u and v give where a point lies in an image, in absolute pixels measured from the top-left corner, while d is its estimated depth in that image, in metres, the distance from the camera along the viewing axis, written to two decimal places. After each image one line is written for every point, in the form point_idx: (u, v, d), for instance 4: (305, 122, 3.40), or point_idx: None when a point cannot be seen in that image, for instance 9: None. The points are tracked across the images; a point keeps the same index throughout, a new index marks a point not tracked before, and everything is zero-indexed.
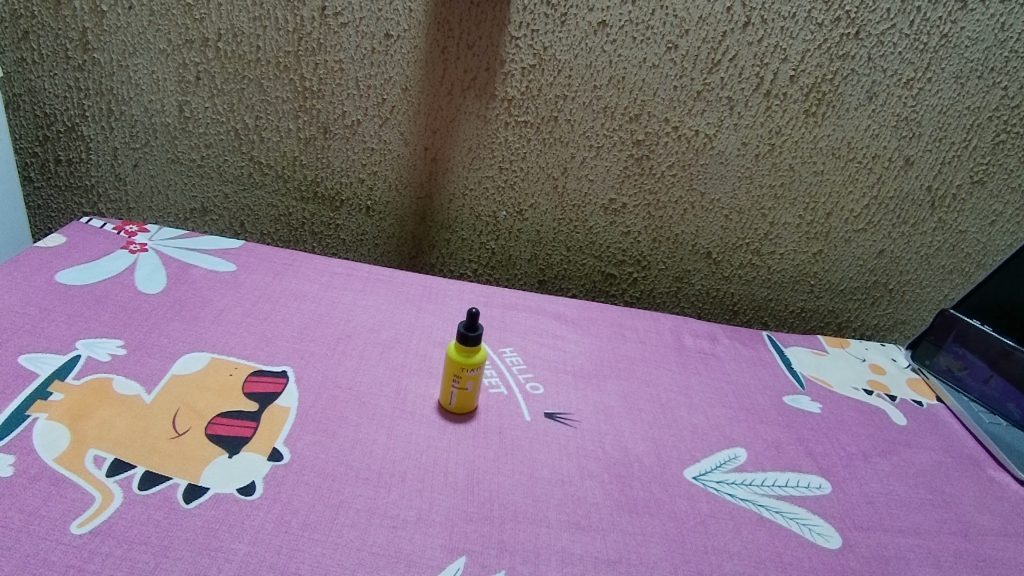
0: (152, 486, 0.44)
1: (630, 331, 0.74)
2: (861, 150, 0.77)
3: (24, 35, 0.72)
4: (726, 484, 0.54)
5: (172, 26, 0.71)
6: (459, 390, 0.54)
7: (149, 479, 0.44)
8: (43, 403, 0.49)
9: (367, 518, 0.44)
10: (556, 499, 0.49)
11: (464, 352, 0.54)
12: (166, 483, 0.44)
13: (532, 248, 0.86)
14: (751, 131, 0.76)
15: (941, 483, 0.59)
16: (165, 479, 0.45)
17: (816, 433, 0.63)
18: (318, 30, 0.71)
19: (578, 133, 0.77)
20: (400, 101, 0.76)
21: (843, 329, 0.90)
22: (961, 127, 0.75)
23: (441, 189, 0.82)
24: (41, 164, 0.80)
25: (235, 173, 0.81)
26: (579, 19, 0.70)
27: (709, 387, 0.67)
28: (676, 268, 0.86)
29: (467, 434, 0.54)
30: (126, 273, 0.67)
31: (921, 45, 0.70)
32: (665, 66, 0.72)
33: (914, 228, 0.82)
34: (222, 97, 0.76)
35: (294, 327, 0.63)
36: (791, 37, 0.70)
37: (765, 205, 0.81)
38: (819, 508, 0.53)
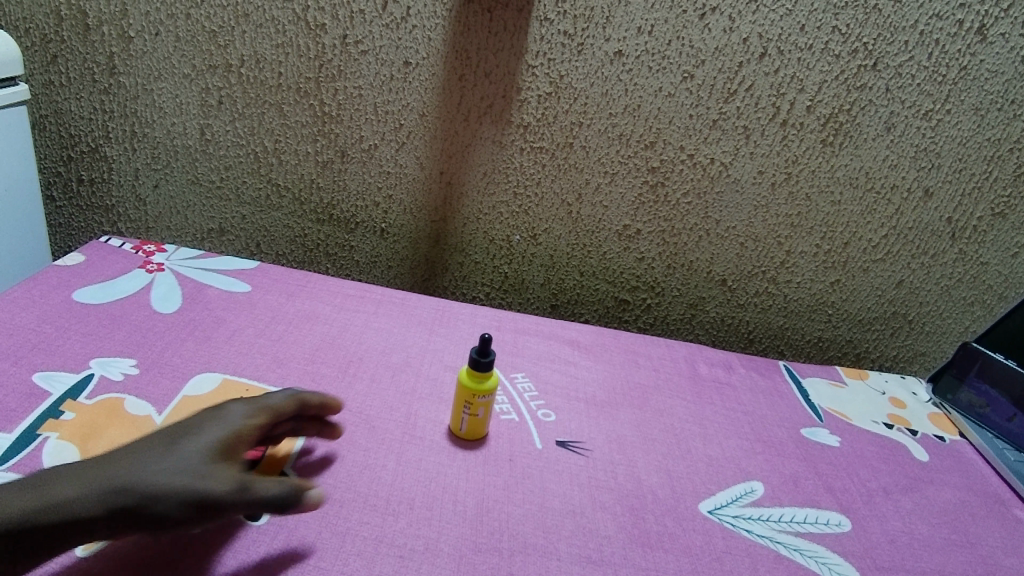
0: None
1: (645, 359, 0.73)
2: (879, 180, 0.76)
3: (53, 58, 0.73)
4: (742, 520, 0.53)
5: (197, 52, 0.73)
6: (469, 416, 0.54)
7: None
8: (55, 422, 0.49)
9: (373, 546, 0.44)
10: (567, 532, 0.48)
11: (475, 375, 0.53)
12: None
13: (545, 273, 0.85)
14: (767, 159, 0.76)
15: (964, 522, 0.57)
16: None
17: (835, 468, 0.61)
18: (338, 57, 0.73)
19: (592, 160, 0.77)
20: (416, 127, 0.77)
21: (861, 361, 0.89)
22: (980, 159, 0.74)
23: (456, 214, 0.82)
24: (64, 184, 0.81)
25: (252, 195, 0.81)
26: (595, 49, 0.71)
27: (724, 418, 0.66)
28: (690, 295, 0.85)
29: (477, 461, 0.53)
30: (142, 292, 0.68)
31: (939, 77, 0.70)
32: (680, 95, 0.73)
33: (935, 259, 0.81)
34: (243, 121, 0.77)
35: (306, 349, 0.63)
36: (808, 68, 0.70)
37: (782, 233, 0.80)
38: (839, 546, 0.52)
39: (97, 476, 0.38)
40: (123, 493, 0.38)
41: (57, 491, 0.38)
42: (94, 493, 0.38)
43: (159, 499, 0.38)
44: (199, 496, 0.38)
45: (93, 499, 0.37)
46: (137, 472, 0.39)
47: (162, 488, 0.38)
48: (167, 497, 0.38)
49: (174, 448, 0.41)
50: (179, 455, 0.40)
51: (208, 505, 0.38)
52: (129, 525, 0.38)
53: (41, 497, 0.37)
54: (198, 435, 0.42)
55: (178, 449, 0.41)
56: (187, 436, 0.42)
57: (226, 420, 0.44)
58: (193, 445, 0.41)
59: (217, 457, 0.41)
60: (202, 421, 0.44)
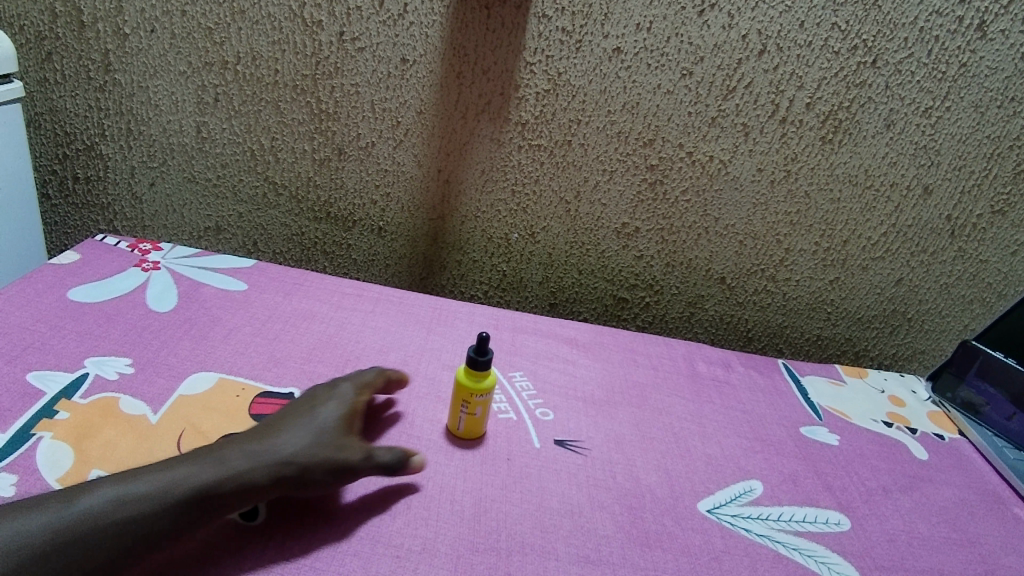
0: None
1: (643, 358, 0.73)
2: (878, 177, 0.76)
3: (48, 56, 0.73)
4: (741, 519, 0.52)
5: (193, 49, 0.72)
6: (467, 415, 0.54)
7: None
8: (49, 421, 0.49)
9: (369, 546, 0.44)
10: (565, 531, 0.48)
11: (473, 373, 0.52)
12: None
13: (544, 271, 0.85)
14: (766, 157, 0.75)
15: (964, 521, 0.57)
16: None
17: (834, 466, 0.61)
18: (335, 54, 0.72)
19: (591, 157, 0.77)
20: (414, 125, 0.76)
21: (861, 359, 0.89)
22: (980, 156, 0.74)
23: (454, 212, 0.82)
24: (59, 182, 0.81)
25: (249, 193, 0.81)
26: (593, 46, 0.70)
27: (723, 417, 0.66)
28: (689, 294, 0.85)
29: (475, 460, 0.53)
30: (137, 291, 0.67)
31: (939, 74, 0.70)
32: (679, 92, 0.72)
33: (934, 257, 0.80)
34: (239, 119, 0.76)
35: (303, 348, 0.63)
36: (807, 65, 0.70)
37: (781, 231, 0.80)
38: (839, 545, 0.51)
39: (254, 449, 0.44)
40: (284, 461, 0.44)
41: (227, 461, 0.43)
42: (259, 462, 0.44)
43: (315, 465, 0.45)
44: (347, 462, 0.46)
45: (260, 466, 0.43)
46: (288, 447, 0.45)
47: (312, 459, 0.45)
48: (320, 464, 0.45)
49: (310, 426, 0.48)
50: (316, 430, 0.47)
51: (349, 471, 0.46)
52: (289, 488, 0.44)
53: (212, 467, 0.42)
54: (324, 414, 0.49)
55: (313, 425, 0.48)
56: (316, 415, 0.49)
57: (341, 401, 0.51)
58: (325, 422, 0.48)
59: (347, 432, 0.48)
60: (320, 404, 0.51)
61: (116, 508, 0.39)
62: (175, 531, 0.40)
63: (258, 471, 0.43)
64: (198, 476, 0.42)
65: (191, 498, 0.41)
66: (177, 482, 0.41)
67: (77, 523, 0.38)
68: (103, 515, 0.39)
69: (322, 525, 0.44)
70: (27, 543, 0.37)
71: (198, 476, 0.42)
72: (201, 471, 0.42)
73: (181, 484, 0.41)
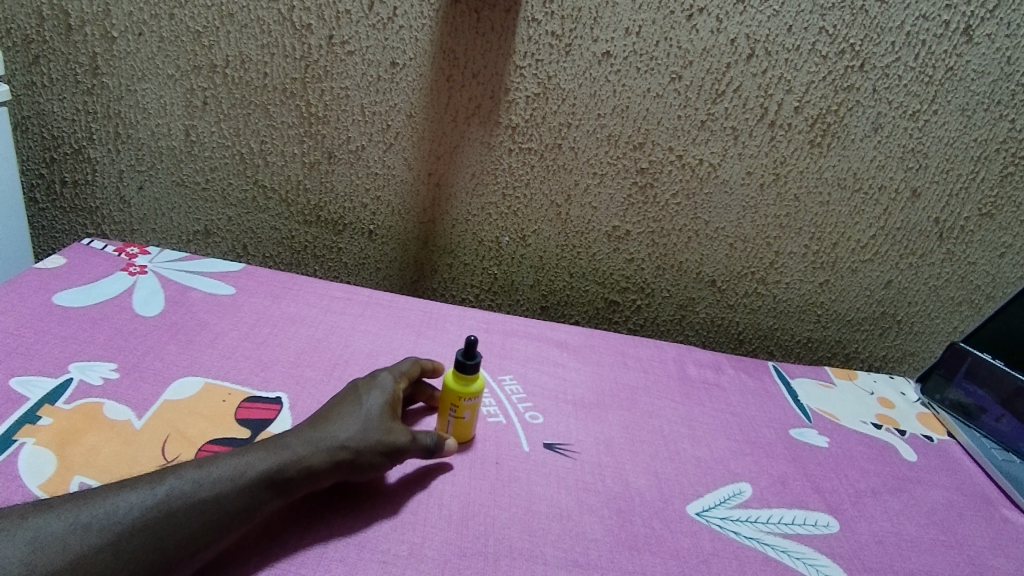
0: None
1: (633, 360, 0.73)
2: (867, 180, 0.76)
3: (35, 59, 0.73)
4: (730, 522, 0.52)
5: (181, 52, 0.72)
6: (455, 418, 0.53)
7: None
8: (32, 427, 0.48)
9: (356, 551, 0.43)
10: (553, 535, 0.47)
11: (462, 377, 0.52)
12: None
13: (534, 274, 0.85)
14: (755, 160, 0.75)
15: (952, 523, 0.57)
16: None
17: (824, 469, 0.61)
18: (324, 58, 0.72)
19: (581, 161, 0.77)
20: (403, 128, 0.76)
21: (851, 361, 0.89)
22: (967, 159, 0.74)
23: (444, 215, 0.82)
24: (46, 186, 0.80)
25: (239, 196, 0.80)
26: (582, 50, 0.70)
27: (713, 419, 0.66)
28: (680, 297, 0.85)
29: (463, 464, 0.53)
30: (124, 295, 0.67)
31: (926, 78, 0.70)
32: (669, 96, 0.72)
33: (922, 259, 0.81)
34: (228, 123, 0.76)
35: (291, 352, 0.63)
36: (796, 69, 0.70)
37: (771, 234, 0.80)
38: (827, 547, 0.51)
39: (312, 435, 0.46)
40: (340, 447, 0.46)
41: (290, 447, 0.45)
42: (317, 448, 0.46)
43: (367, 451, 0.47)
44: (396, 448, 0.48)
45: (318, 453, 0.45)
46: (343, 432, 0.47)
47: (365, 443, 0.47)
48: (372, 447, 0.47)
49: (357, 413, 0.49)
50: (365, 416, 0.49)
51: (399, 453, 0.48)
52: (344, 472, 0.46)
53: (275, 453, 0.44)
54: (370, 400, 0.51)
55: (361, 412, 0.49)
56: (363, 401, 0.50)
57: (383, 387, 0.53)
58: (372, 409, 0.50)
59: (393, 418, 0.50)
60: (364, 389, 0.52)
61: (195, 489, 0.41)
62: (249, 511, 0.42)
63: (317, 457, 0.45)
64: (264, 462, 0.44)
65: (263, 481, 0.43)
66: (249, 465, 0.43)
67: (161, 503, 0.39)
68: (185, 496, 0.40)
69: (371, 505, 0.47)
70: (116, 522, 0.38)
71: (266, 462, 0.44)
72: (265, 457, 0.44)
73: (251, 468, 0.43)
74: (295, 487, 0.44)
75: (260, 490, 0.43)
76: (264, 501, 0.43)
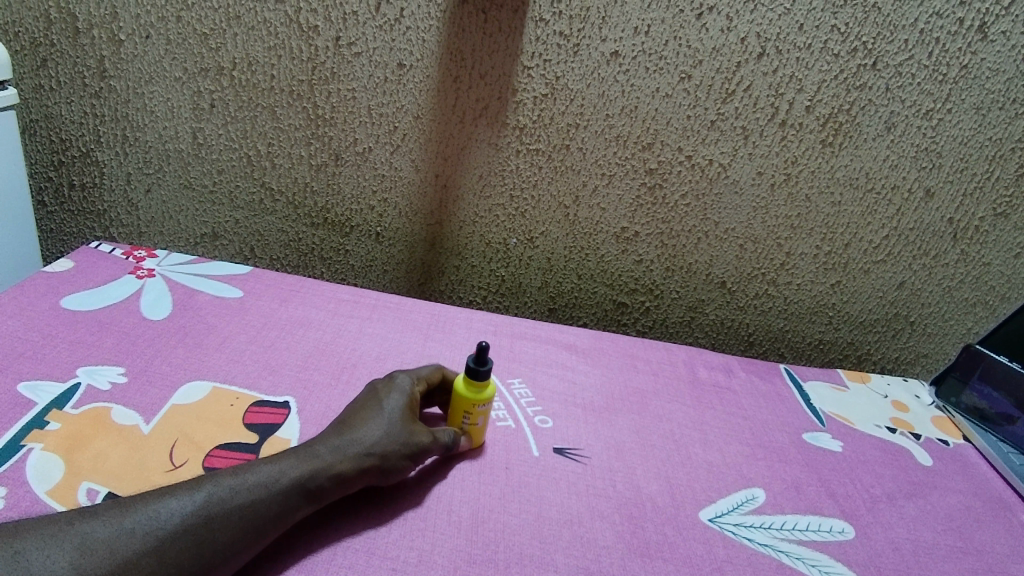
0: None
1: (643, 363, 0.73)
2: (880, 180, 0.75)
3: (43, 62, 0.73)
4: (744, 528, 0.51)
5: (188, 55, 0.72)
6: (468, 426, 0.53)
7: None
8: (40, 432, 0.48)
9: (365, 558, 0.43)
10: (564, 542, 0.47)
11: (473, 383, 0.52)
12: None
13: (542, 276, 0.84)
14: (766, 160, 0.75)
15: (970, 529, 0.56)
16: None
17: (838, 473, 0.60)
18: (331, 59, 0.72)
19: (589, 161, 0.76)
20: (411, 130, 0.75)
21: (863, 363, 0.88)
22: (982, 158, 0.73)
23: (451, 217, 0.81)
24: (55, 189, 0.80)
25: (246, 199, 0.80)
26: (590, 50, 0.70)
27: (725, 423, 0.65)
28: (689, 298, 0.84)
29: (473, 469, 0.52)
30: (132, 299, 0.67)
31: (940, 76, 0.69)
32: (678, 95, 0.72)
33: (936, 260, 0.79)
34: (235, 125, 0.76)
35: (299, 356, 0.62)
36: (807, 68, 0.69)
37: (781, 235, 0.79)
38: (843, 554, 0.51)
39: (337, 442, 0.46)
40: (367, 454, 0.46)
41: (318, 454, 0.45)
42: (344, 455, 0.45)
43: (393, 455, 0.47)
44: (420, 451, 0.49)
45: (346, 459, 0.45)
46: (368, 438, 0.47)
47: (391, 446, 0.47)
48: (398, 450, 0.47)
49: (379, 418, 0.49)
50: (388, 421, 0.49)
51: (423, 454, 0.49)
52: (372, 476, 0.46)
53: (305, 461, 0.44)
54: (390, 404, 0.50)
55: (382, 416, 0.49)
56: (383, 406, 0.50)
57: (401, 390, 0.52)
58: (393, 413, 0.50)
59: (414, 420, 0.50)
60: (383, 393, 0.51)
61: (231, 496, 0.41)
62: (283, 517, 0.42)
63: (346, 463, 0.45)
64: (295, 469, 0.43)
65: (297, 488, 0.43)
66: (283, 472, 0.43)
67: (199, 509, 0.39)
68: (209, 504, 0.40)
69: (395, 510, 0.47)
70: (147, 531, 0.37)
71: (298, 470, 0.43)
72: (295, 465, 0.44)
73: (284, 475, 0.43)
74: (324, 491, 0.44)
75: (292, 495, 0.42)
76: (291, 507, 0.42)
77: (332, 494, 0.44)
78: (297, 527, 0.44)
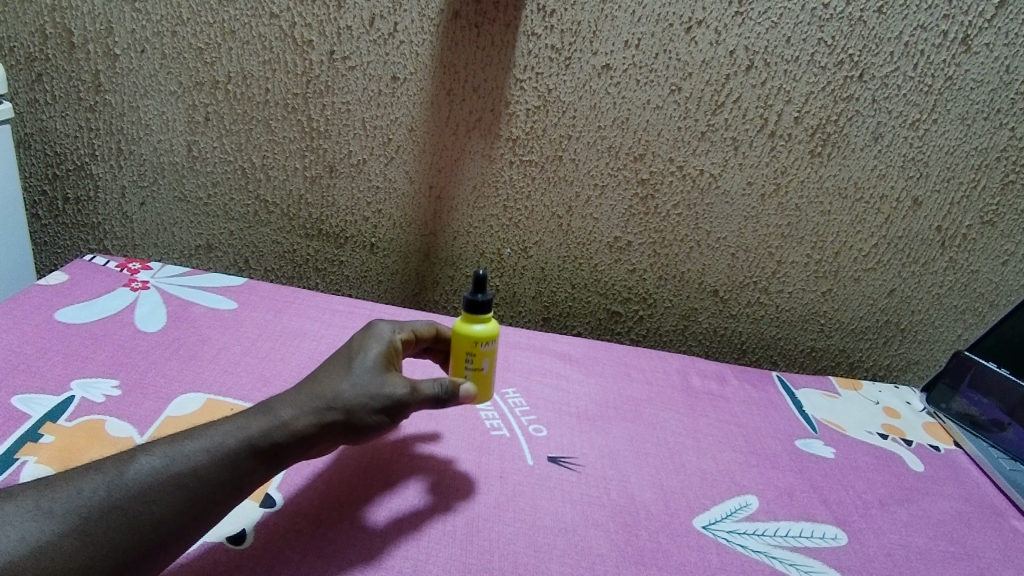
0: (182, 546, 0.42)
1: (637, 372, 0.73)
2: (868, 190, 0.76)
3: (39, 77, 0.73)
4: (737, 535, 0.52)
5: (184, 69, 0.73)
6: (473, 371, 0.53)
7: None
8: (33, 445, 0.48)
9: (359, 569, 0.43)
10: (558, 550, 0.47)
11: (473, 321, 0.52)
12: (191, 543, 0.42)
13: (537, 286, 0.85)
14: (756, 171, 0.75)
15: (962, 534, 0.57)
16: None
17: (831, 480, 0.61)
18: (326, 73, 0.72)
19: (582, 172, 0.77)
20: (405, 142, 0.76)
21: (855, 370, 0.88)
22: (968, 167, 0.74)
23: (445, 228, 0.81)
24: (49, 203, 0.80)
25: (241, 211, 0.80)
26: (582, 63, 0.71)
27: (718, 431, 0.65)
28: (682, 306, 0.85)
29: (468, 479, 0.53)
30: (126, 311, 0.67)
31: (925, 87, 0.70)
32: (669, 107, 0.73)
33: (926, 267, 0.80)
34: (230, 137, 0.76)
35: (293, 367, 0.63)
36: (795, 80, 0.71)
37: (772, 244, 0.80)
38: (836, 560, 0.51)
39: (299, 398, 0.44)
40: (328, 408, 0.44)
41: (274, 410, 0.43)
42: (304, 411, 0.43)
43: (360, 409, 0.44)
44: (392, 404, 0.45)
45: (305, 415, 0.43)
46: (333, 391, 0.44)
47: (358, 401, 0.44)
48: (366, 404, 0.44)
49: (347, 368, 0.47)
50: (358, 373, 0.46)
51: (397, 407, 0.45)
52: (336, 433, 0.44)
53: (262, 420, 0.42)
54: (362, 357, 0.48)
55: (354, 369, 0.47)
56: (355, 359, 0.48)
57: (377, 344, 0.50)
58: (365, 365, 0.47)
59: (389, 371, 0.47)
60: (357, 348, 0.49)
61: None
62: None
63: (304, 418, 0.43)
64: (241, 430, 0.42)
65: (244, 448, 0.41)
66: (226, 435, 0.41)
67: None
68: None
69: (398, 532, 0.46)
70: None
71: (250, 429, 0.42)
72: (250, 424, 0.42)
73: (229, 437, 0.41)
74: (286, 465, 0.43)
75: None
76: None
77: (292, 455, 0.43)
78: (292, 539, 0.44)
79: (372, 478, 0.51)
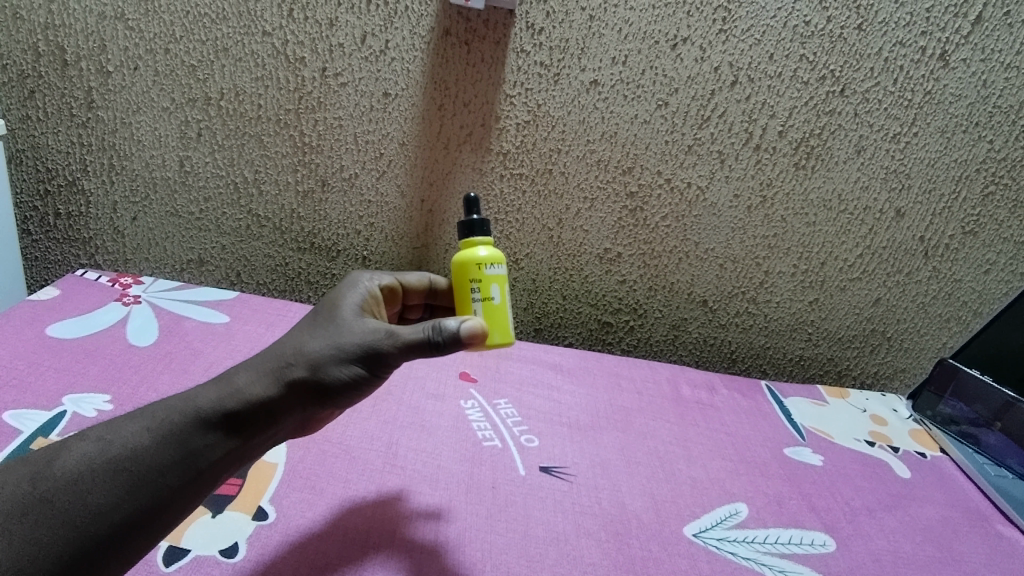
0: (175, 561, 0.42)
1: (628, 382, 0.74)
2: (851, 202, 0.77)
3: (31, 93, 0.74)
4: (727, 542, 0.52)
5: (176, 86, 0.73)
6: (483, 299, 0.52)
7: (170, 554, 0.43)
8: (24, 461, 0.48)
9: None
10: (550, 560, 0.47)
11: (476, 245, 0.54)
12: (188, 558, 0.43)
13: (528, 297, 0.85)
14: (742, 183, 0.77)
15: (949, 539, 0.57)
16: (186, 551, 0.43)
17: (819, 487, 0.62)
18: (318, 89, 0.73)
19: (572, 185, 0.78)
20: (396, 156, 0.77)
21: (843, 377, 0.89)
22: (950, 179, 0.76)
23: (437, 241, 0.82)
24: (40, 218, 0.80)
25: (233, 225, 0.81)
26: (570, 79, 0.72)
27: (708, 440, 0.66)
28: (673, 317, 0.86)
29: (460, 490, 0.53)
30: (117, 326, 0.67)
31: (905, 101, 0.72)
32: (656, 122, 0.74)
33: (909, 277, 0.81)
34: (222, 153, 0.77)
35: None
36: (778, 95, 0.72)
37: (759, 255, 0.81)
38: (824, 567, 0.51)
39: (257, 363, 0.42)
40: (288, 367, 0.41)
41: (228, 378, 0.41)
42: (262, 375, 0.41)
43: (327, 364, 0.42)
44: (363, 354, 0.43)
45: (263, 379, 0.41)
46: (296, 350, 0.42)
47: (322, 356, 0.42)
48: (331, 358, 0.42)
49: (314, 327, 0.45)
50: (327, 330, 0.44)
51: (371, 356, 0.43)
52: (303, 394, 0.41)
53: (214, 389, 0.40)
54: (332, 317, 0.46)
55: (322, 328, 0.44)
56: (323, 320, 0.45)
57: (348, 305, 0.48)
58: (334, 323, 0.45)
59: (362, 323, 0.45)
60: (327, 310, 0.47)
61: None
62: None
63: (262, 382, 0.41)
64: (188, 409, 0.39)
65: (197, 425, 0.38)
66: (168, 412, 0.39)
67: None
68: None
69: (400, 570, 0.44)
70: None
71: (202, 399, 0.40)
72: (202, 394, 0.40)
73: (173, 414, 0.39)
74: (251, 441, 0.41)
75: None
76: None
77: (255, 427, 0.40)
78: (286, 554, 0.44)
79: (377, 510, 0.49)
